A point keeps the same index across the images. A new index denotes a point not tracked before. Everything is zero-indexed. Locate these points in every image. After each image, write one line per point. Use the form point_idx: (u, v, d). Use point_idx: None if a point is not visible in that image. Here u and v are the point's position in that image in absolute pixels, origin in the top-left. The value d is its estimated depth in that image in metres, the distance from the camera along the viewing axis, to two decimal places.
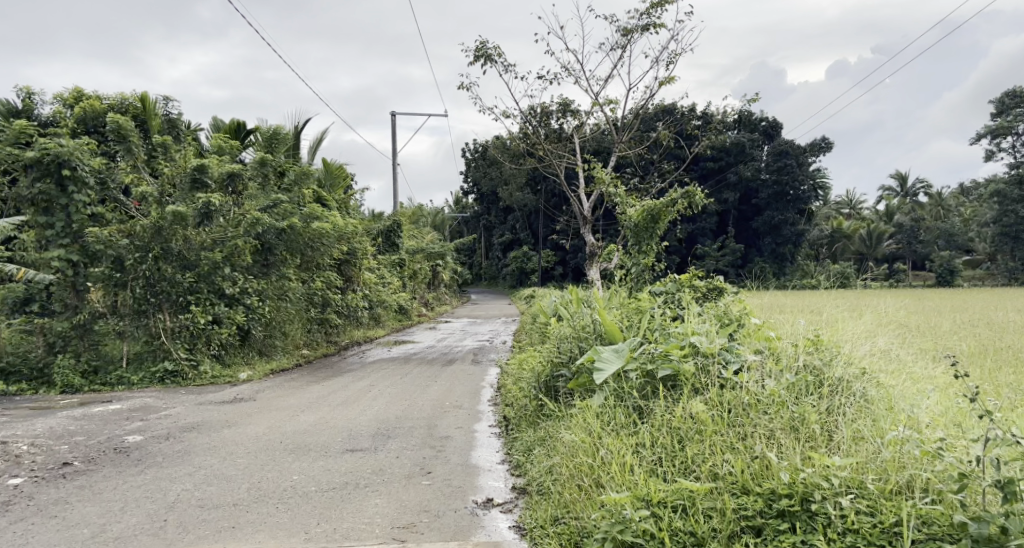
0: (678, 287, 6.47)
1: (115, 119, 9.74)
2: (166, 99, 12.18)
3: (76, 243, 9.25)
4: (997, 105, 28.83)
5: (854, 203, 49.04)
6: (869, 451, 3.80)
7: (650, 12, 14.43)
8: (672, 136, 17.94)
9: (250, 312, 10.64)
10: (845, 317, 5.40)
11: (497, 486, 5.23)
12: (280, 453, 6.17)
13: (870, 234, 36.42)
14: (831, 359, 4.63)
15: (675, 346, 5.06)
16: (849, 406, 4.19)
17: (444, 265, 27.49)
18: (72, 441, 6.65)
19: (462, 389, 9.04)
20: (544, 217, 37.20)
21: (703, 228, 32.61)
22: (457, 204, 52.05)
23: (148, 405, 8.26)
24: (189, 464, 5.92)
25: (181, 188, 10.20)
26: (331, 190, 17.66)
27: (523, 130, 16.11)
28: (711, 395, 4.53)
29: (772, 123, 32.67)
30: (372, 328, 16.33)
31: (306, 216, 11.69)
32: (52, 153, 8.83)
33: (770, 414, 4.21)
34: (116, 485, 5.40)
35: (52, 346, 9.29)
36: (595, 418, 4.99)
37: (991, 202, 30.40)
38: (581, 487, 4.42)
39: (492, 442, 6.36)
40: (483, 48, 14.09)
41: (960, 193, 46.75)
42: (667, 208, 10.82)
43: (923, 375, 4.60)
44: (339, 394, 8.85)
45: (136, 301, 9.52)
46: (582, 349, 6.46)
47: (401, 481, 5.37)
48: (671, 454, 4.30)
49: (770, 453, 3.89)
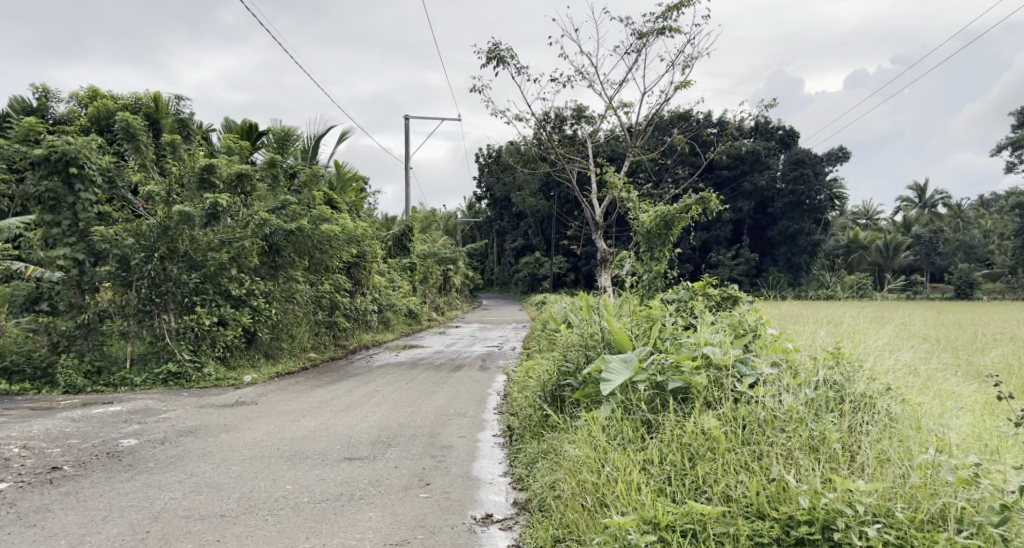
0: (691, 296, 6.27)
1: (124, 117, 9.53)
2: (178, 98, 12.05)
3: (82, 241, 9.10)
4: (1020, 117, 28.38)
5: (871, 214, 48.57)
6: (896, 474, 3.51)
7: (666, 16, 14.22)
8: (687, 142, 17.69)
9: (256, 314, 10.48)
10: (867, 327, 5.09)
11: (497, 500, 4.99)
12: (275, 461, 5.96)
13: (887, 246, 35.83)
14: (853, 375, 4.34)
15: (687, 357, 4.79)
16: (873, 424, 3.91)
17: (455, 269, 27.27)
18: (65, 444, 6.45)
19: (467, 396, 8.83)
20: (558, 223, 36.96)
21: (718, 236, 32.27)
22: (471, 209, 51.93)
23: (148, 407, 8.07)
24: (180, 471, 5.71)
25: (189, 189, 10.01)
26: (342, 191, 17.51)
27: (536, 135, 15.89)
28: (724, 410, 4.26)
29: (789, 132, 32.50)
30: (381, 332, 16.14)
31: (315, 218, 11.50)
32: (58, 150, 8.68)
33: (787, 432, 3.94)
34: (102, 493, 5.20)
35: (56, 345, 9.08)
36: (601, 431, 4.74)
37: (1012, 215, 29.88)
38: (585, 505, 4.16)
39: (494, 452, 6.13)
40: (496, 49, 13.85)
41: (980, 205, 46.12)
42: (681, 216, 10.42)
43: (952, 392, 4.30)
44: (341, 399, 8.63)
45: (141, 302, 9.33)
46: (590, 358, 6.22)
47: (398, 494, 5.14)
48: (681, 473, 4.03)
49: (788, 475, 3.61)
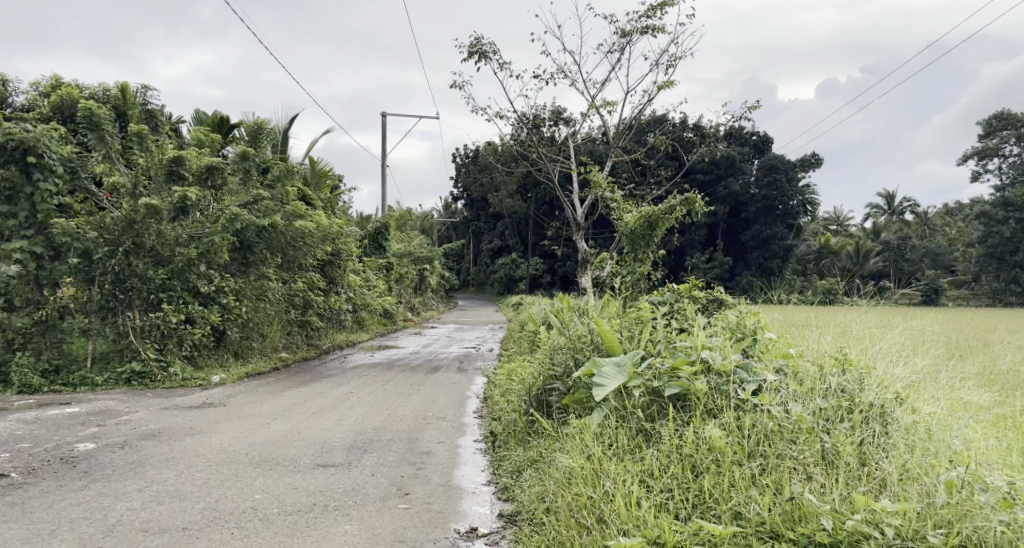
0: (676, 298, 5.99)
1: (88, 105, 8.98)
2: (146, 87, 11.60)
3: (40, 234, 8.57)
4: (985, 127, 28.82)
5: (841, 220, 49.28)
6: (922, 491, 3.31)
7: (649, 15, 14.04)
8: (667, 145, 17.52)
9: (225, 313, 10.06)
10: (873, 333, 4.83)
11: (482, 512, 4.68)
12: (243, 467, 5.59)
13: (857, 252, 36.09)
14: (862, 382, 4.07)
15: (685, 362, 4.49)
16: (888, 438, 3.69)
17: (432, 269, 26.85)
18: (15, 448, 6.01)
19: (445, 399, 8.47)
20: (534, 224, 36.74)
21: (692, 239, 32.37)
22: (447, 209, 51.56)
23: (109, 408, 7.62)
24: (140, 478, 5.32)
25: (156, 181, 9.57)
26: (317, 189, 17.06)
27: (516, 135, 15.59)
28: (728, 420, 4.01)
29: (763, 137, 32.87)
30: (355, 332, 15.72)
31: (289, 214, 11.10)
32: (16, 138, 8.16)
33: (799, 445, 3.71)
34: (51, 503, 4.79)
35: (11, 343, 8.51)
36: (594, 439, 4.47)
37: (976, 223, 30.46)
38: (581, 523, 3.89)
39: (476, 459, 5.82)
40: (478, 44, 13.53)
41: (946, 213, 46.84)
42: (665, 216, 10.22)
43: (967, 403, 4.07)
44: (315, 401, 8.27)
45: (103, 299, 8.88)
46: (578, 362, 5.88)
47: (375, 505, 4.80)
48: (685, 487, 3.80)
49: (807, 494, 3.40)
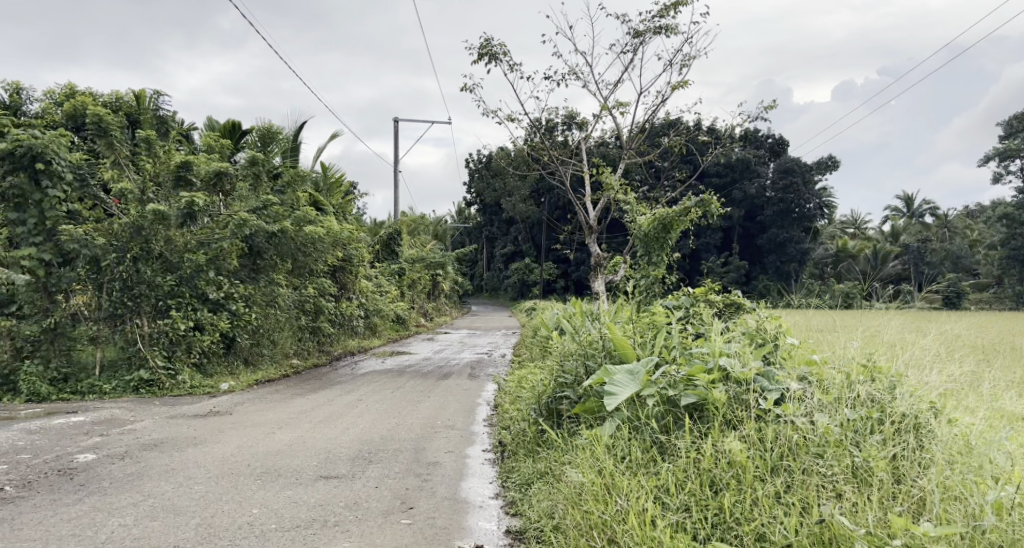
0: (692, 302, 5.74)
1: (96, 112, 8.79)
2: (157, 93, 11.52)
3: (49, 241, 8.45)
4: (1006, 128, 28.33)
5: (858, 222, 48.75)
6: (967, 512, 3.09)
7: (662, 15, 13.82)
8: (681, 148, 17.23)
9: (234, 319, 9.87)
10: (904, 338, 4.53)
11: (489, 528, 4.45)
12: (244, 479, 5.40)
13: (876, 255, 35.54)
14: (894, 391, 3.80)
15: (701, 370, 4.21)
16: (924, 453, 3.45)
17: (445, 275, 26.60)
18: (14, 460, 5.85)
19: (456, 406, 8.26)
20: (548, 229, 36.49)
21: (708, 243, 32.04)
22: (461, 215, 51.44)
23: (114, 417, 7.46)
24: (136, 492, 5.12)
25: (165, 187, 9.47)
26: (329, 194, 16.93)
27: (527, 139, 15.35)
28: (748, 432, 3.77)
29: (778, 140, 32.48)
30: (367, 338, 15.55)
31: (298, 220, 10.93)
32: (25, 144, 8.01)
33: (826, 460, 3.47)
34: (41, 519, 4.62)
35: (19, 351, 8.35)
36: (605, 452, 4.23)
37: (998, 225, 29.82)
38: (590, 544, 3.68)
39: (485, 470, 5.59)
40: (488, 45, 13.33)
41: (966, 216, 46.18)
42: (680, 218, 9.90)
43: (1007, 412, 3.80)
44: (322, 409, 8.07)
45: (113, 305, 8.76)
46: (590, 369, 5.63)
47: (377, 520, 4.57)
48: (702, 505, 3.58)
49: (839, 516, 3.18)
